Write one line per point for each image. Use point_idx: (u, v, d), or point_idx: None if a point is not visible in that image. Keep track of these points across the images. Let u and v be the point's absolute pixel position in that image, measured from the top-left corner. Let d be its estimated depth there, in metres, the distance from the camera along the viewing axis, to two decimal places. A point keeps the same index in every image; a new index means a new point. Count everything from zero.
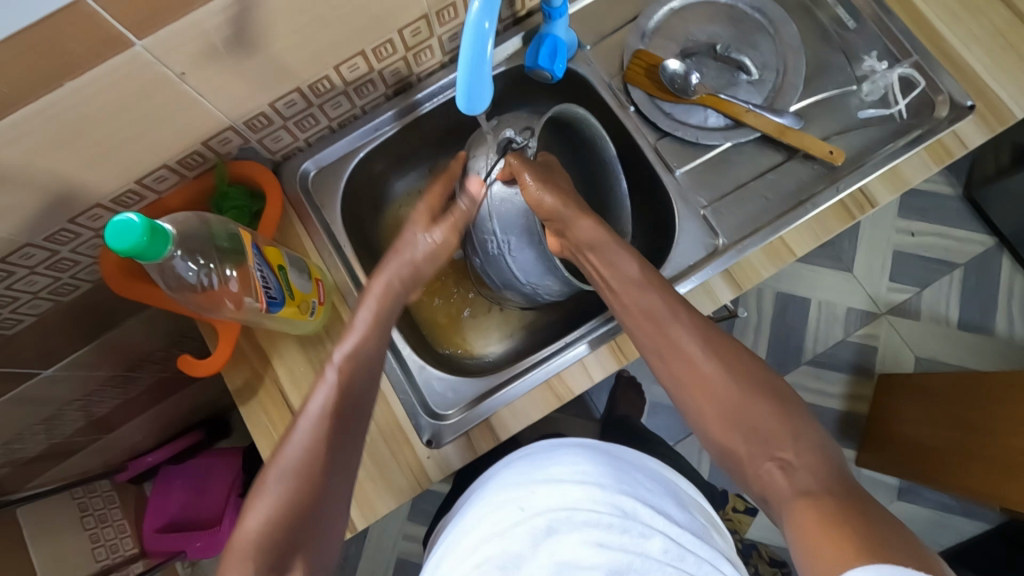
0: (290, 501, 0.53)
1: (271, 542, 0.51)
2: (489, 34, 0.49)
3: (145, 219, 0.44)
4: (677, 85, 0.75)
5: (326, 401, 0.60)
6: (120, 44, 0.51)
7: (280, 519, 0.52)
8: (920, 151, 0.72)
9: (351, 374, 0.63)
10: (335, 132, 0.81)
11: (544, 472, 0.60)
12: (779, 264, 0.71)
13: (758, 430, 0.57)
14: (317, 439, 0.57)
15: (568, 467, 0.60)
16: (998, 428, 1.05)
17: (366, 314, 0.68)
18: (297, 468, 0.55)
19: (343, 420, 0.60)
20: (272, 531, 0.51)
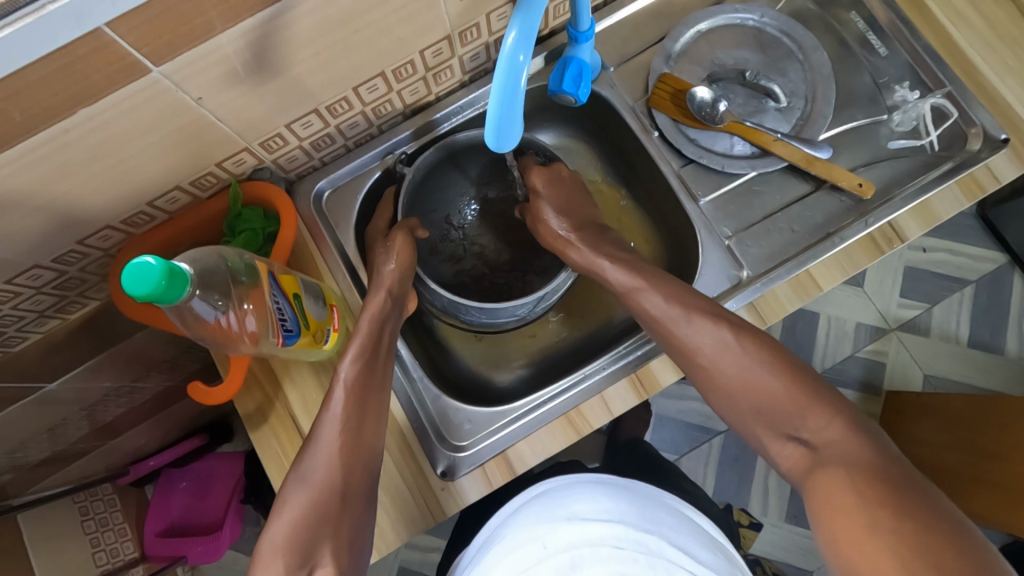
0: (307, 509, 0.57)
1: (298, 542, 0.55)
2: (524, 67, 0.46)
3: (163, 261, 0.42)
4: (705, 113, 0.74)
5: (342, 399, 0.62)
6: (138, 71, 0.49)
7: (303, 523, 0.56)
8: (951, 185, 0.70)
9: (358, 385, 0.64)
10: (351, 151, 0.79)
11: (565, 507, 0.58)
12: (805, 298, 0.70)
13: (769, 411, 0.60)
14: (331, 442, 0.60)
15: (592, 505, 0.58)
16: (1009, 454, 1.03)
17: (368, 321, 0.67)
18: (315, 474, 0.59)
19: (355, 426, 0.62)
20: (295, 535, 0.56)
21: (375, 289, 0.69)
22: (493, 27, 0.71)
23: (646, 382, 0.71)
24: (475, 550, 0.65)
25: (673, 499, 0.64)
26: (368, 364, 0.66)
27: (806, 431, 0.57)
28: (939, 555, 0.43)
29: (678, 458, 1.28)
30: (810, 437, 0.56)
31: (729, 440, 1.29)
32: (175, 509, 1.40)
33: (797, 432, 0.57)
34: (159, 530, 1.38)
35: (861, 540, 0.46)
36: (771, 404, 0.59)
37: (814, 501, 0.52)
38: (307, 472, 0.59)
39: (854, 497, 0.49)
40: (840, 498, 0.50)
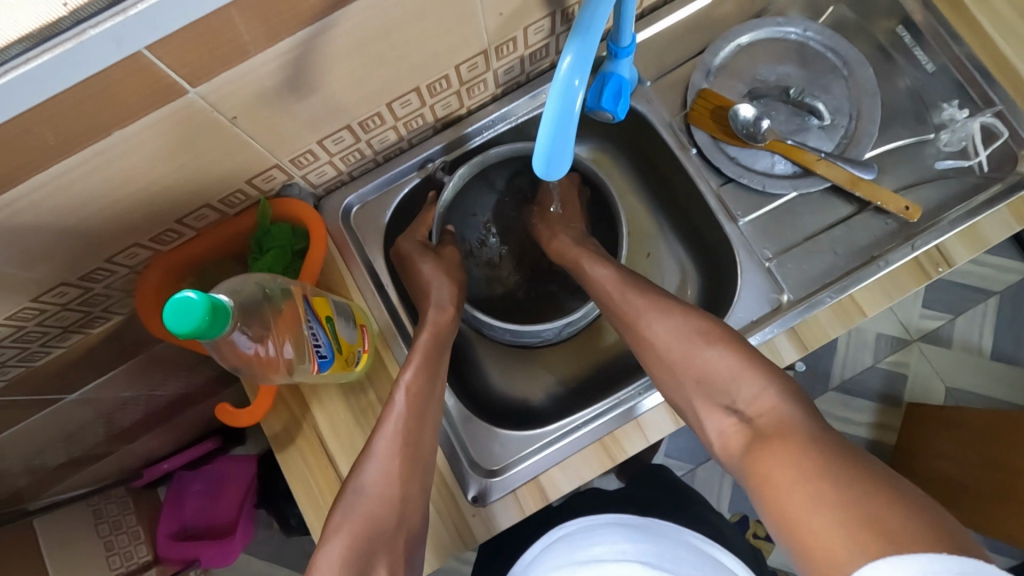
0: (366, 521, 0.60)
1: (354, 555, 0.58)
2: (579, 92, 0.45)
3: (205, 295, 0.41)
4: (747, 131, 0.72)
5: (400, 423, 0.63)
6: (174, 93, 0.48)
7: (362, 535, 0.59)
8: (1000, 209, 0.68)
9: (418, 396, 0.65)
10: (380, 165, 0.77)
11: (584, 551, 0.60)
12: (848, 324, 0.67)
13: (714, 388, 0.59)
14: (391, 453, 0.62)
15: (608, 545, 0.60)
16: None
17: (427, 338, 0.69)
18: (374, 486, 0.61)
19: (415, 439, 0.63)
20: (354, 546, 0.58)
21: (438, 308, 0.72)
22: (530, 40, 0.69)
23: None
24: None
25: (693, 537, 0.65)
26: (431, 379, 0.67)
27: (741, 403, 0.57)
28: (890, 521, 0.41)
29: (694, 468, 1.24)
30: (743, 411, 0.56)
31: None
32: (188, 511, 1.36)
33: (734, 409, 0.57)
34: (172, 533, 1.32)
35: (814, 517, 0.44)
36: (712, 377, 0.59)
37: (763, 479, 0.50)
38: (364, 483, 0.61)
39: (801, 473, 0.47)
40: (786, 471, 0.48)
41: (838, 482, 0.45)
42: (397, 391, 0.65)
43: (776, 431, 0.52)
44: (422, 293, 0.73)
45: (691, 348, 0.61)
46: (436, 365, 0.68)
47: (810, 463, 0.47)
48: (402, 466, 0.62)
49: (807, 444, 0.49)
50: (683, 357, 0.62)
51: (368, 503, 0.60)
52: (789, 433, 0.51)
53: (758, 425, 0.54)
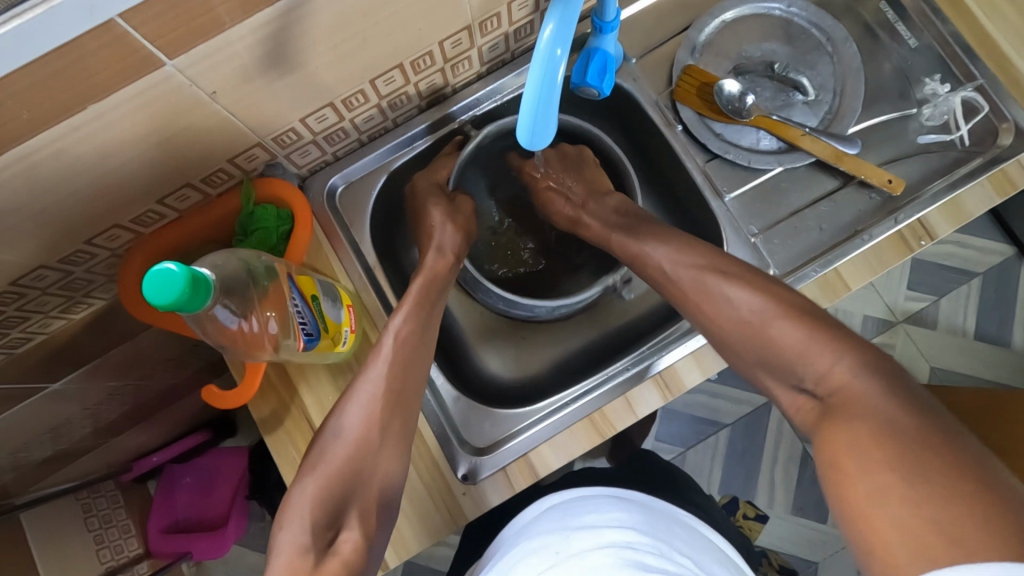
0: (339, 466, 0.59)
1: (327, 504, 0.58)
2: (561, 62, 0.45)
3: (185, 267, 0.40)
4: (732, 107, 0.73)
5: (385, 368, 0.63)
6: (151, 65, 0.47)
7: (337, 481, 0.58)
8: (982, 182, 0.68)
9: (407, 342, 0.66)
10: (364, 145, 0.77)
11: (578, 519, 0.57)
12: (833, 298, 0.68)
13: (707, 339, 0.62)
14: (377, 397, 0.62)
15: (604, 514, 0.57)
16: (1013, 449, 1.01)
17: (418, 286, 0.71)
18: (351, 432, 0.60)
19: (402, 384, 0.64)
20: (326, 493, 0.58)
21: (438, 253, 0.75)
22: (514, 16, 0.68)
23: (671, 384, 0.70)
24: (503, 546, 0.62)
25: (683, 516, 0.63)
26: (418, 326, 0.68)
27: (810, 381, 0.55)
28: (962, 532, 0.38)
29: (684, 451, 1.25)
30: (816, 386, 0.55)
31: (737, 432, 1.26)
32: (179, 504, 1.35)
33: (806, 384, 0.56)
34: (164, 527, 1.32)
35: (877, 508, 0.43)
36: (774, 356, 0.58)
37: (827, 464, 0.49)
38: (350, 416, 0.60)
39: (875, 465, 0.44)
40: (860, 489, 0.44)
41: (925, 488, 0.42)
42: (386, 334, 0.66)
43: (852, 402, 0.50)
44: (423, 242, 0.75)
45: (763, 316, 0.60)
46: (430, 315, 0.70)
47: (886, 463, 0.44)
48: (388, 444, 0.61)
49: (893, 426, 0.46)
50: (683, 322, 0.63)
51: (345, 447, 0.60)
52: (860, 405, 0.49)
53: (833, 394, 0.52)
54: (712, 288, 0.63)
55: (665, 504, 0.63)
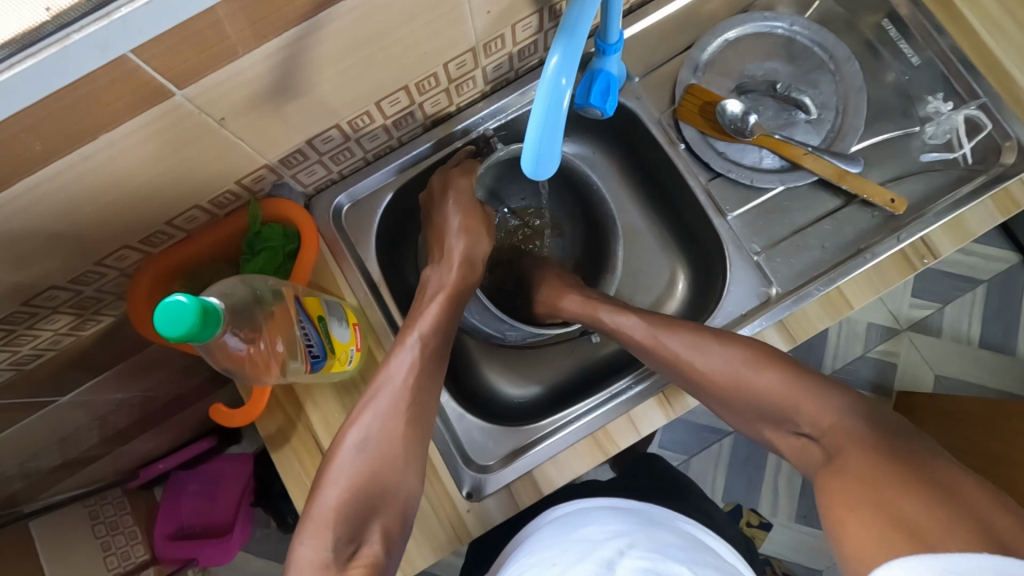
0: (361, 476, 0.57)
1: (349, 511, 0.56)
2: (566, 91, 0.46)
3: (195, 299, 0.41)
4: (734, 126, 0.73)
5: (405, 382, 0.62)
6: (161, 96, 0.48)
7: (347, 496, 0.57)
8: (984, 201, 0.69)
9: (426, 359, 0.64)
10: (370, 163, 0.77)
11: (577, 531, 0.57)
12: (836, 317, 0.68)
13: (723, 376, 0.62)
14: (396, 410, 0.60)
15: (603, 527, 0.57)
16: (1017, 459, 1.01)
17: (438, 306, 0.68)
18: (373, 441, 0.59)
19: (421, 398, 0.62)
20: (347, 502, 0.56)
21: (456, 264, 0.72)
22: (518, 37, 0.69)
23: (674, 403, 0.70)
24: (506, 561, 0.64)
25: (681, 524, 0.62)
26: (438, 345, 0.66)
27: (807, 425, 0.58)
28: (927, 528, 0.43)
29: (688, 459, 1.25)
30: (811, 428, 0.57)
31: (740, 439, 1.26)
32: (185, 511, 1.35)
33: (803, 429, 0.58)
34: (170, 533, 1.32)
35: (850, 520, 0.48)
36: (767, 408, 0.60)
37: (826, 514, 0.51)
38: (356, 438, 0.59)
39: (862, 494, 0.49)
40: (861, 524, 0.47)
41: (906, 501, 0.45)
42: (404, 348, 0.64)
43: (845, 447, 0.53)
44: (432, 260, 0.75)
45: (743, 368, 0.62)
46: (449, 332, 0.68)
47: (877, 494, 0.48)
48: (402, 454, 0.59)
49: (876, 461, 0.50)
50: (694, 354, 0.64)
51: (366, 457, 0.58)
52: (852, 445, 0.53)
53: (827, 439, 0.55)
54: (684, 327, 0.66)
55: (663, 512, 0.63)
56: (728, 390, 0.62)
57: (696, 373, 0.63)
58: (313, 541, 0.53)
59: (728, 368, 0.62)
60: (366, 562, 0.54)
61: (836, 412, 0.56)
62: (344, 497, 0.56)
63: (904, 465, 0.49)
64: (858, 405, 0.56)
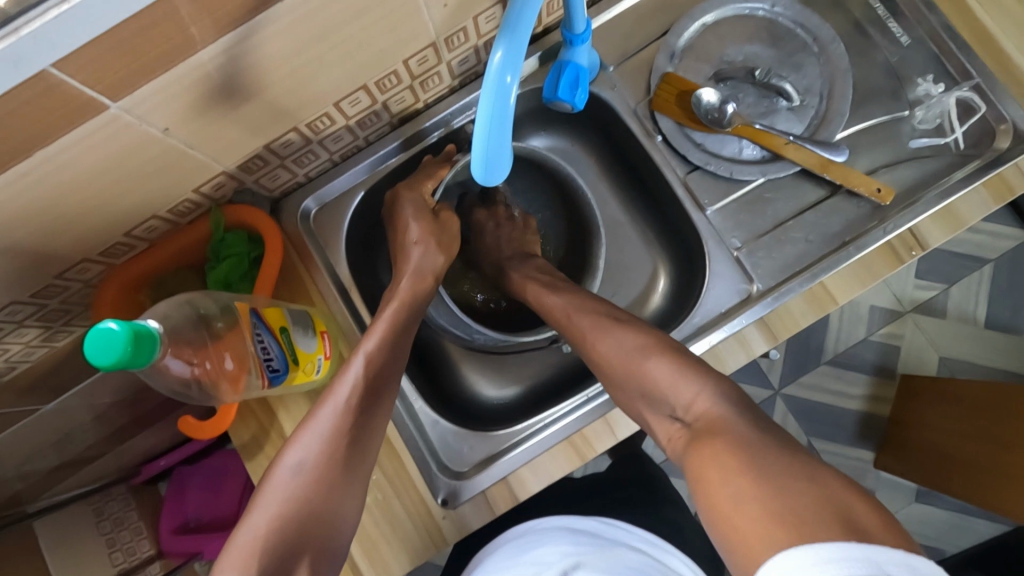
0: (305, 497, 0.55)
1: (275, 542, 0.53)
2: (511, 89, 0.43)
3: (126, 325, 0.40)
4: (712, 117, 0.70)
5: (353, 396, 0.60)
6: (94, 109, 0.46)
7: (307, 513, 0.55)
8: (978, 187, 0.66)
9: (377, 372, 0.62)
10: (337, 165, 0.75)
11: (529, 555, 0.56)
12: (820, 313, 0.66)
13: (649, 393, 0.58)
14: (339, 432, 0.59)
15: (555, 548, 0.56)
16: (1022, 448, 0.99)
17: (391, 311, 0.67)
18: (313, 462, 0.57)
19: (367, 414, 0.61)
20: (279, 528, 0.53)
21: (403, 273, 0.71)
22: (481, 29, 0.66)
23: None
24: (478, 568, 0.62)
25: (637, 540, 0.60)
26: (391, 354, 0.64)
27: (680, 408, 0.54)
28: (807, 520, 0.39)
29: None
30: (685, 413, 0.54)
31: None
32: (190, 504, 1.35)
33: (678, 413, 0.55)
34: (175, 528, 1.32)
35: (735, 504, 0.43)
36: (651, 388, 0.57)
37: (697, 478, 0.48)
38: (303, 457, 0.57)
39: (733, 470, 0.45)
40: (724, 481, 0.45)
41: (765, 478, 0.43)
42: (354, 359, 0.63)
43: (714, 427, 0.49)
44: (403, 262, 0.72)
45: (636, 355, 0.59)
46: (402, 343, 0.66)
47: (745, 463, 0.44)
48: (349, 474, 0.58)
49: (737, 440, 0.47)
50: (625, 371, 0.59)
51: (303, 479, 0.56)
52: (723, 427, 0.49)
53: (698, 422, 0.52)
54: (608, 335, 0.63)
55: (622, 530, 0.60)
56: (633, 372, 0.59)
57: (594, 354, 0.63)
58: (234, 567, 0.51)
59: (631, 359, 0.60)
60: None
61: (712, 402, 0.52)
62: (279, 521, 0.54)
63: (779, 454, 0.45)
64: (732, 391, 0.53)
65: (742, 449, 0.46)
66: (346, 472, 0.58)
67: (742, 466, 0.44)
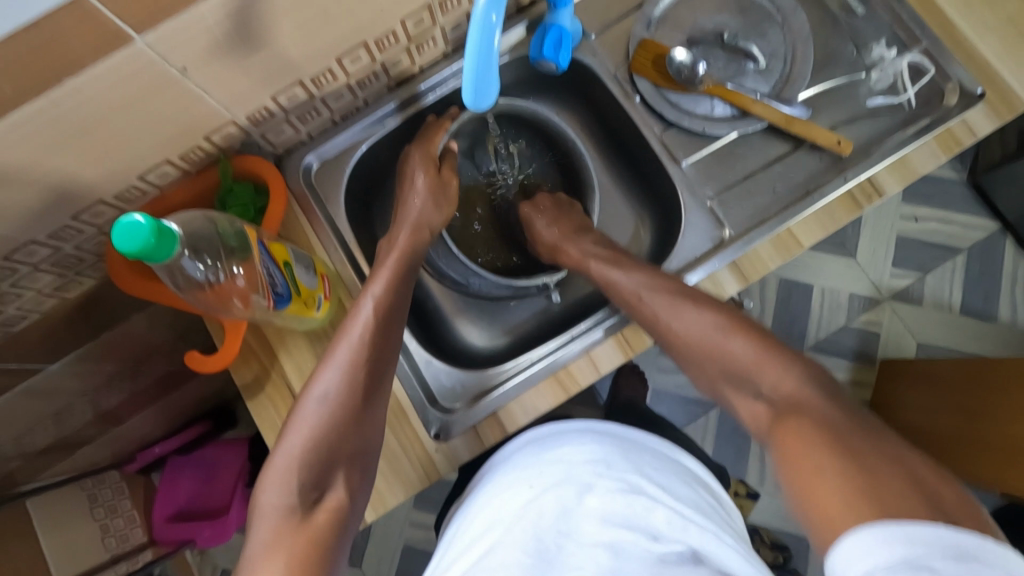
0: (329, 423, 0.59)
1: (312, 461, 0.57)
2: (497, 27, 0.48)
3: (151, 220, 0.45)
4: (684, 75, 0.76)
5: (366, 331, 0.64)
6: (122, 41, 0.50)
7: (326, 439, 0.58)
8: (929, 140, 0.71)
9: (386, 309, 0.66)
10: (337, 125, 0.81)
11: (552, 452, 0.59)
12: (787, 256, 0.71)
13: (736, 371, 0.61)
14: (356, 363, 0.62)
15: (579, 447, 0.58)
16: (1001, 418, 1.02)
17: (395, 260, 0.71)
18: (337, 391, 0.60)
19: (380, 350, 0.64)
20: (311, 452, 0.57)
21: (401, 225, 0.75)
22: None
23: (633, 342, 0.73)
24: (490, 469, 0.65)
25: (658, 444, 0.63)
26: (395, 296, 0.68)
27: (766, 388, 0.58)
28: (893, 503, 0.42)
29: None
30: (770, 391, 0.57)
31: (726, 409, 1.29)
32: (182, 494, 1.34)
33: (765, 393, 0.58)
34: (169, 515, 1.31)
35: (824, 494, 0.45)
36: (737, 367, 0.60)
37: (781, 455, 0.52)
38: (326, 389, 0.60)
39: (824, 455, 0.48)
40: (823, 469, 0.47)
41: (852, 472, 0.45)
42: (363, 301, 0.66)
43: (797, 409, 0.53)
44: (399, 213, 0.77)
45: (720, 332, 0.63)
46: (405, 284, 0.70)
47: (842, 465, 0.46)
48: (369, 403, 0.61)
49: (826, 426, 0.51)
50: (715, 347, 0.63)
51: (327, 409, 0.59)
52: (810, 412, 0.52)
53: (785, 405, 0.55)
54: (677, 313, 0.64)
55: (640, 432, 0.64)
56: (732, 350, 0.62)
57: (671, 333, 0.65)
58: (278, 486, 0.55)
59: (717, 334, 0.63)
60: (333, 504, 0.56)
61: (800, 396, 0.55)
62: (309, 446, 0.57)
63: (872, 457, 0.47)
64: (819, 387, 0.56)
65: (831, 441, 0.49)
66: (365, 400, 0.61)
67: (831, 470, 0.46)
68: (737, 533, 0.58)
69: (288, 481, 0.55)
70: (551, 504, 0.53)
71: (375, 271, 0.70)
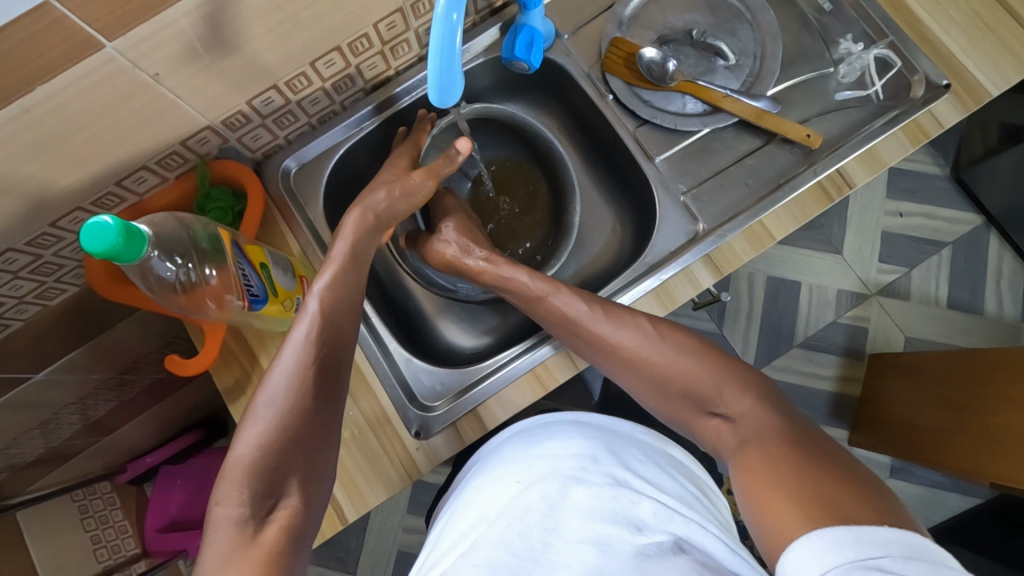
0: (283, 424, 0.54)
1: (263, 466, 0.52)
2: (458, 25, 0.49)
3: (119, 221, 0.46)
4: (654, 73, 0.77)
5: (314, 327, 0.60)
6: (91, 47, 0.51)
7: (278, 441, 0.53)
8: (896, 132, 0.73)
9: (335, 304, 0.62)
10: (315, 129, 0.82)
11: (540, 447, 0.58)
12: (760, 248, 0.72)
13: (690, 391, 0.61)
14: (304, 361, 0.58)
15: (565, 441, 0.58)
16: (987, 408, 1.03)
17: (343, 247, 0.67)
18: (284, 391, 0.56)
19: (328, 347, 0.60)
20: (264, 455, 0.52)
21: (356, 211, 0.69)
22: None
23: None
24: (476, 464, 0.65)
25: (643, 435, 0.64)
26: (344, 289, 0.64)
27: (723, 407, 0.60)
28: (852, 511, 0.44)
29: None
30: (725, 410, 0.59)
31: None
32: (174, 504, 1.32)
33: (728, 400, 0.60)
34: (161, 527, 1.32)
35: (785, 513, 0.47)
36: (689, 383, 0.62)
37: (737, 475, 0.54)
38: (275, 389, 0.56)
39: (781, 473, 0.50)
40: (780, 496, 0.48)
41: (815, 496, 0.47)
42: (310, 297, 0.62)
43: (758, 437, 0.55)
44: None
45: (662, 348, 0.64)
46: (357, 277, 0.66)
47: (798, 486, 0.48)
48: (321, 403, 0.57)
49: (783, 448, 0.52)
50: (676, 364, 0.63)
51: (277, 410, 0.55)
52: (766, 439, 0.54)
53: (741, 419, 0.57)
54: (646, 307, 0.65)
55: (624, 423, 0.64)
56: (675, 366, 0.63)
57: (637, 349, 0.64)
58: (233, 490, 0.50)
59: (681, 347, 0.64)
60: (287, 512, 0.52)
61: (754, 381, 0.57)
62: (259, 448, 0.53)
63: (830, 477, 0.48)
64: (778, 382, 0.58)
65: (790, 461, 0.51)
66: (317, 401, 0.57)
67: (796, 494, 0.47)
68: (725, 524, 0.58)
69: (241, 486, 0.51)
70: (537, 498, 0.52)
71: (325, 261, 0.66)
